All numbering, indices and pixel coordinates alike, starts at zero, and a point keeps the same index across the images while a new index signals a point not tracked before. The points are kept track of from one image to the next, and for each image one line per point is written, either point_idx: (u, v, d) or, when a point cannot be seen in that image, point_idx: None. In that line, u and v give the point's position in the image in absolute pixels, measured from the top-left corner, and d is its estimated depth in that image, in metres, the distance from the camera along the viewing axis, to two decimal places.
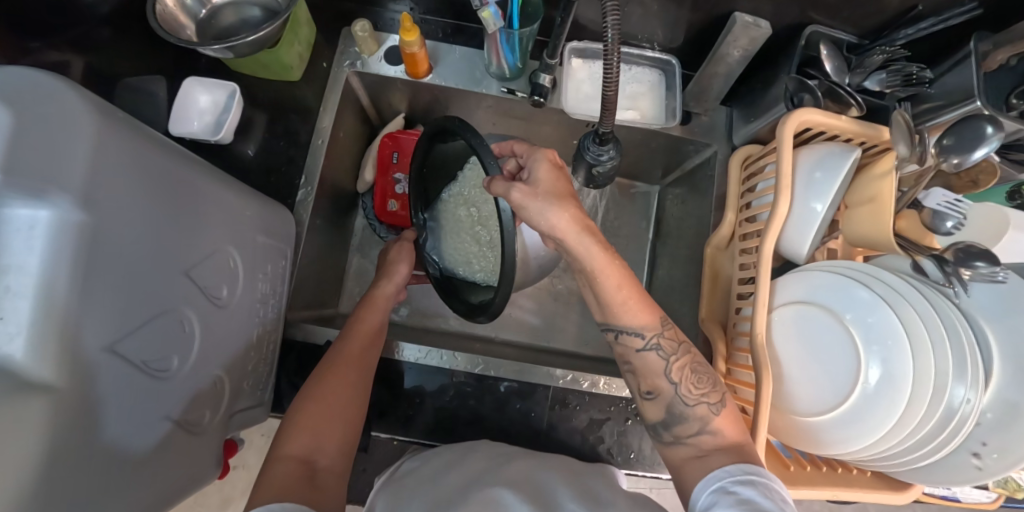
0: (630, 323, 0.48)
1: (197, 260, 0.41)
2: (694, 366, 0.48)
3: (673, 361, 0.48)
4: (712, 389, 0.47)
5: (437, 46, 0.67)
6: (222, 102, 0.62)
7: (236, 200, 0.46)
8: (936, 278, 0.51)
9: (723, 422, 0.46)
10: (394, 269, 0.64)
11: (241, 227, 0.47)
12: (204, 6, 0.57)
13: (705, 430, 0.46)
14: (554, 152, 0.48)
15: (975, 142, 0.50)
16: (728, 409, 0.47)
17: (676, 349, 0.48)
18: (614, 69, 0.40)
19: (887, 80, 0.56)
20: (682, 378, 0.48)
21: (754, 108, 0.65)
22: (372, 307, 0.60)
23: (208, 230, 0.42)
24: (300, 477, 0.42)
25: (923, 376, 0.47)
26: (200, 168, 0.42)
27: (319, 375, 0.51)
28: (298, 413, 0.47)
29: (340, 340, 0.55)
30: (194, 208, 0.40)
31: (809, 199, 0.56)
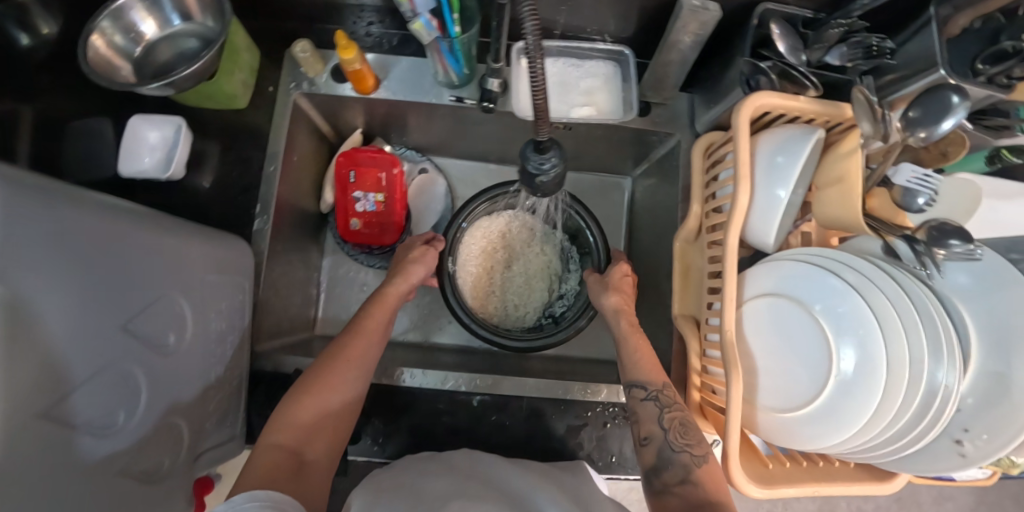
0: (640, 379, 0.55)
1: (141, 309, 0.40)
2: (684, 418, 0.51)
3: (666, 412, 0.52)
4: (699, 442, 0.50)
5: (382, 59, 0.65)
6: (168, 137, 0.61)
7: (177, 243, 0.45)
8: (909, 261, 0.49)
9: (702, 476, 0.47)
10: (410, 269, 0.63)
11: (181, 269, 0.45)
12: (139, 44, 0.57)
13: (685, 479, 0.48)
14: (627, 266, 0.69)
15: (940, 113, 0.48)
16: (711, 466, 0.49)
17: (669, 401, 0.53)
18: (539, 73, 0.37)
19: (847, 54, 0.54)
20: (671, 427, 0.51)
21: (714, 92, 0.63)
22: (381, 304, 0.60)
23: (146, 278, 0.41)
24: (288, 467, 0.45)
25: (898, 366, 0.45)
26: (133, 217, 0.41)
27: (316, 367, 0.52)
28: (289, 407, 0.49)
29: (348, 336, 0.56)
30: (131, 258, 0.39)
31: (773, 186, 0.52)
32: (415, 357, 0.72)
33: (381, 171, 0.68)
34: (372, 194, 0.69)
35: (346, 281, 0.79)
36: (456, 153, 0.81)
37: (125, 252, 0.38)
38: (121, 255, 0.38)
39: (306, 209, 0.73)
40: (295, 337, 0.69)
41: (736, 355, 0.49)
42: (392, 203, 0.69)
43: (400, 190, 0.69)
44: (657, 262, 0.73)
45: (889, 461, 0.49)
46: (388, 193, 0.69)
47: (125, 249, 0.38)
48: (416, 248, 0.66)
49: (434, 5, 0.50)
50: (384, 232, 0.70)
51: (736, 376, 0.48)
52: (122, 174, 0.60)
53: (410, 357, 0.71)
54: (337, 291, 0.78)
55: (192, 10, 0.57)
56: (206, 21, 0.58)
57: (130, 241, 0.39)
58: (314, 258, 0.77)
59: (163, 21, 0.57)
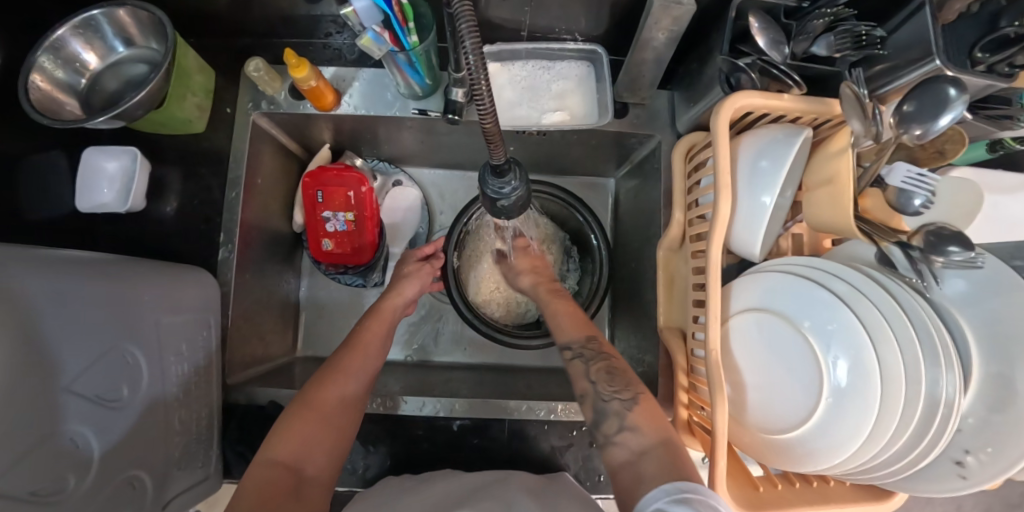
0: (570, 338, 0.54)
1: (88, 365, 0.37)
2: (608, 366, 0.50)
3: (591, 364, 0.51)
4: (627, 388, 0.48)
5: (342, 72, 0.62)
6: (124, 168, 0.58)
7: (127, 290, 0.43)
8: (903, 271, 0.46)
9: (640, 417, 0.44)
10: (403, 286, 0.66)
11: (134, 317, 0.43)
12: (83, 76, 0.55)
13: (624, 427, 0.45)
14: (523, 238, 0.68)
15: (938, 108, 0.44)
16: (646, 406, 0.46)
17: (594, 353, 0.52)
18: (486, 100, 0.34)
19: (836, 44, 0.50)
20: (596, 378, 0.49)
21: (692, 90, 0.59)
22: (379, 316, 0.62)
23: (94, 332, 0.38)
24: (284, 485, 0.42)
25: (893, 386, 0.42)
26: (73, 268, 0.39)
27: (315, 382, 0.51)
28: (289, 420, 0.47)
29: (342, 351, 0.56)
30: (73, 314, 0.37)
31: (756, 192, 0.49)
32: (396, 376, 0.70)
33: (349, 190, 0.66)
34: (342, 213, 0.67)
35: (325, 300, 0.78)
36: (431, 162, 0.79)
37: (64, 307, 0.36)
38: (63, 310, 0.35)
39: (278, 230, 0.71)
40: (273, 362, 0.68)
41: (721, 378, 0.46)
42: (362, 222, 0.67)
43: (369, 207, 0.67)
44: (640, 269, 0.70)
45: (889, 481, 0.46)
46: (358, 212, 0.67)
47: (63, 304, 0.36)
48: (411, 264, 0.69)
49: (382, 17, 0.47)
50: (358, 252, 0.68)
51: (722, 399, 0.45)
52: (80, 210, 0.57)
53: (391, 376, 0.70)
54: (319, 310, 0.77)
55: (132, 35, 0.55)
56: (149, 44, 0.56)
57: (73, 295, 0.37)
58: (291, 279, 0.75)
59: (105, 49, 0.55)
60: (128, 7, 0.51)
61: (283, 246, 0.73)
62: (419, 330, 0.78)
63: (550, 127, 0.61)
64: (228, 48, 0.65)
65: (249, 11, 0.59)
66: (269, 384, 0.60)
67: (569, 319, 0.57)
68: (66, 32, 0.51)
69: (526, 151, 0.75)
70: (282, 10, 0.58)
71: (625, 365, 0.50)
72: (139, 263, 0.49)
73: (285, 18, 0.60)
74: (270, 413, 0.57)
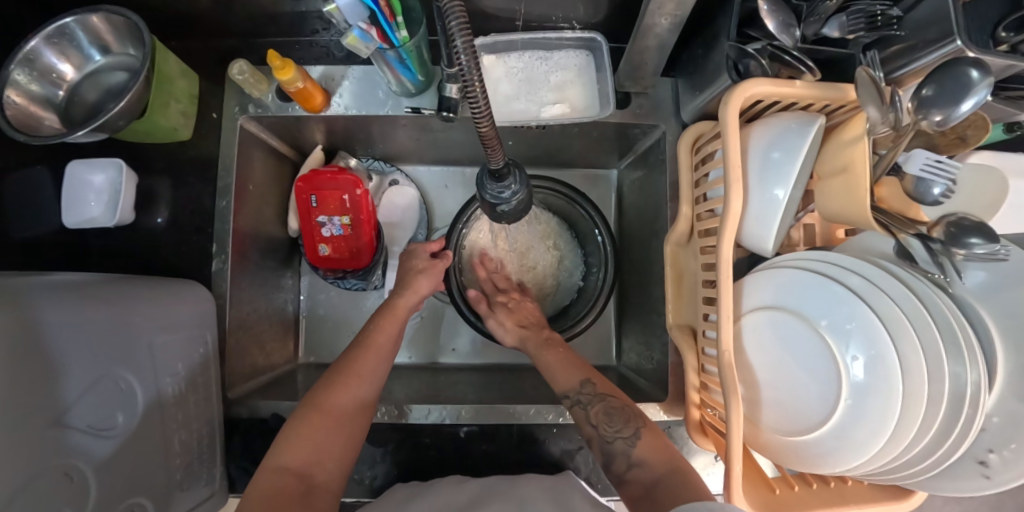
0: (567, 385, 0.55)
1: (77, 397, 0.37)
2: (606, 407, 0.51)
3: (590, 409, 0.52)
4: (628, 425, 0.49)
5: (330, 71, 0.60)
6: (110, 181, 0.56)
7: (118, 313, 0.42)
8: (924, 265, 0.43)
9: (645, 450, 0.47)
10: (416, 281, 0.64)
11: (126, 342, 0.42)
12: (60, 88, 0.52)
13: (632, 463, 0.47)
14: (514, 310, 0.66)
15: (959, 92, 0.42)
16: (648, 439, 0.48)
17: (591, 397, 0.53)
18: (482, 107, 0.33)
19: (848, 24, 0.49)
20: (596, 422, 0.51)
21: (698, 76, 0.56)
22: (390, 315, 0.60)
23: (83, 363, 0.38)
24: (294, 493, 0.42)
25: (916, 388, 0.41)
26: (63, 296, 0.39)
27: (324, 387, 0.51)
28: (297, 426, 0.47)
29: (353, 352, 0.55)
30: (62, 347, 0.36)
31: (768, 185, 0.46)
32: (401, 381, 0.69)
33: (344, 193, 0.64)
34: (338, 218, 0.65)
35: (326, 305, 0.76)
36: (428, 160, 0.77)
37: (49, 340, 0.35)
38: (46, 344, 0.35)
39: (273, 236, 0.70)
40: (275, 372, 0.67)
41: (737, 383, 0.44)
42: (359, 225, 0.65)
43: (365, 210, 0.65)
44: (647, 264, 0.68)
45: (906, 480, 0.45)
46: (354, 215, 0.65)
47: (54, 336, 0.35)
48: (422, 258, 0.67)
49: (368, 12, 0.45)
50: (356, 255, 0.66)
51: (738, 403, 0.43)
52: (69, 226, 0.55)
53: (395, 381, 0.69)
54: (320, 316, 0.76)
55: (109, 42, 0.52)
56: (128, 51, 0.53)
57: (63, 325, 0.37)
58: (289, 285, 0.74)
59: (81, 59, 0.53)
60: (103, 12, 0.49)
61: (279, 252, 0.71)
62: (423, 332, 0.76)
63: (550, 121, 0.58)
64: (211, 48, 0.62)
65: (230, 9, 0.56)
66: (271, 395, 0.60)
67: (560, 365, 0.58)
68: (39, 42, 0.48)
69: (525, 146, 0.72)
70: (265, 7, 0.56)
71: (624, 401, 0.52)
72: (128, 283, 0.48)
73: (268, 15, 0.57)
74: (273, 426, 0.56)
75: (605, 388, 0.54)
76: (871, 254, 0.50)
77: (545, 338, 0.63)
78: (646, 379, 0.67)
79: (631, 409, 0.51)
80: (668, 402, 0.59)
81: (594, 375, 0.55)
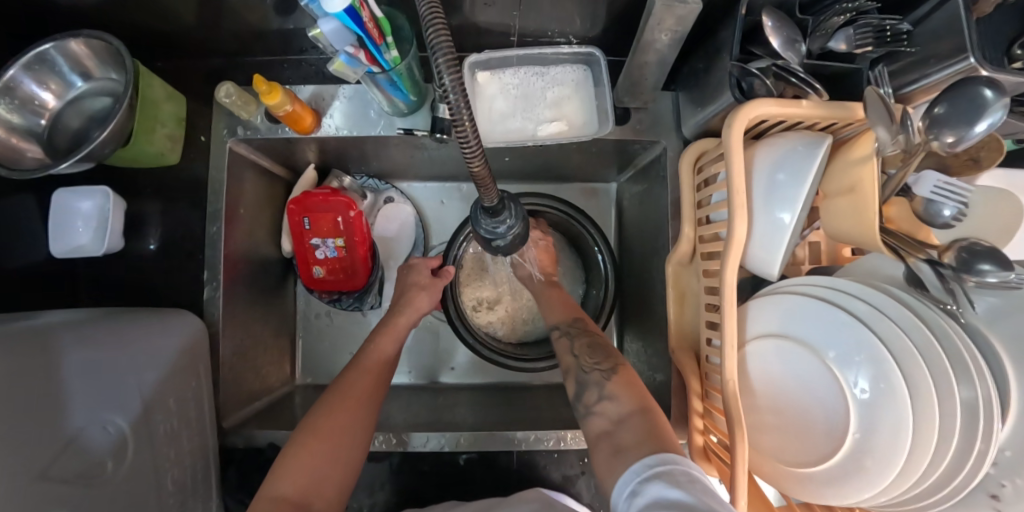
0: (556, 319, 0.60)
1: (57, 453, 0.36)
2: (590, 342, 0.53)
3: (574, 340, 0.54)
4: (606, 360, 0.50)
5: (321, 90, 0.59)
6: (97, 209, 0.55)
7: (94, 361, 0.42)
8: (936, 292, 0.41)
9: (617, 387, 0.46)
10: (416, 297, 0.62)
11: (110, 387, 0.42)
12: (42, 116, 0.51)
13: (602, 396, 0.46)
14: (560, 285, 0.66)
15: (973, 112, 0.40)
16: (622, 374, 0.47)
17: (579, 331, 0.56)
18: (471, 142, 0.31)
19: (854, 38, 0.46)
20: (578, 353, 0.52)
21: (699, 91, 0.55)
22: (390, 331, 0.59)
23: (60, 417, 0.37)
24: None
25: (928, 420, 0.39)
26: (34, 348, 0.38)
27: (322, 408, 0.48)
28: (293, 453, 0.44)
29: (351, 373, 0.53)
30: (30, 404, 0.35)
31: (772, 208, 0.45)
32: (399, 403, 0.68)
33: (337, 215, 0.64)
34: (331, 239, 0.64)
35: (323, 323, 0.75)
36: (424, 176, 0.75)
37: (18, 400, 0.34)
38: (21, 403, 0.34)
39: (268, 258, 0.69)
40: (272, 395, 0.66)
41: (741, 412, 0.43)
42: (353, 247, 0.65)
43: (360, 232, 0.64)
44: (648, 281, 0.67)
45: None
46: (347, 237, 0.65)
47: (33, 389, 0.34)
48: (423, 275, 0.65)
49: (356, 37, 0.43)
50: (351, 276, 0.66)
51: (742, 437, 0.42)
52: (57, 255, 0.54)
53: (393, 403, 0.68)
54: (318, 335, 0.75)
55: (89, 68, 0.51)
56: (109, 75, 0.52)
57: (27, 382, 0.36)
58: (285, 306, 0.73)
59: (62, 86, 0.51)
60: (82, 38, 0.47)
61: (274, 273, 0.70)
62: (421, 351, 0.75)
63: (546, 140, 0.56)
64: (199, 68, 0.61)
65: (216, 29, 0.54)
66: (268, 423, 0.59)
67: (554, 304, 0.63)
68: (17, 71, 0.47)
69: (522, 160, 0.71)
70: (252, 26, 0.54)
71: (605, 338, 0.54)
72: (107, 322, 0.47)
73: (256, 34, 0.56)
74: (269, 455, 0.56)
75: (590, 326, 0.58)
76: (878, 277, 0.48)
77: (542, 284, 0.67)
78: None
79: (613, 349, 0.52)
80: (671, 425, 0.58)
81: (584, 315, 0.59)
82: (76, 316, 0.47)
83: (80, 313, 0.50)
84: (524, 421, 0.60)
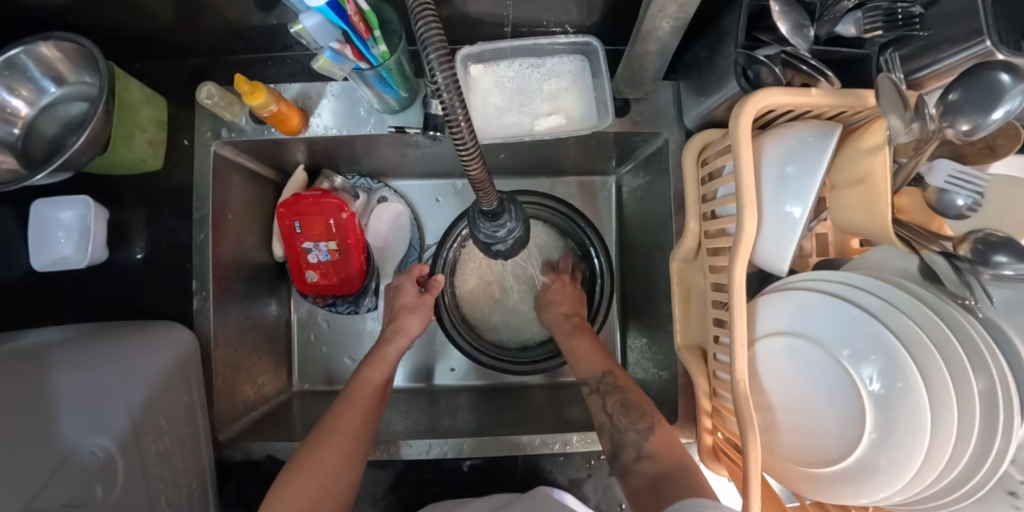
0: (585, 373, 0.56)
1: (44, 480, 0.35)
2: (623, 399, 0.51)
3: (607, 399, 0.52)
4: (642, 418, 0.49)
5: (307, 88, 0.56)
6: (78, 220, 0.53)
7: (73, 386, 0.40)
8: (954, 287, 0.40)
9: (656, 445, 0.46)
10: (405, 322, 0.60)
11: (95, 410, 0.41)
12: (15, 125, 0.49)
13: (641, 456, 0.46)
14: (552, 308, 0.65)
15: (989, 100, 0.38)
16: (660, 434, 0.47)
17: (610, 388, 0.53)
18: (468, 145, 0.29)
19: (864, 21, 0.45)
20: (612, 411, 0.50)
21: (702, 81, 0.53)
22: (378, 361, 0.56)
23: (41, 446, 0.36)
24: None
25: (945, 420, 0.38)
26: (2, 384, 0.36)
27: (311, 446, 0.46)
28: (280, 497, 0.42)
29: (339, 406, 0.51)
30: (9, 436, 0.34)
31: (782, 201, 0.43)
32: (400, 409, 0.67)
33: (329, 218, 0.61)
34: (324, 243, 0.62)
35: (318, 328, 0.74)
36: (417, 173, 0.73)
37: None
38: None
39: (259, 263, 0.67)
40: (268, 405, 0.65)
41: (753, 416, 0.41)
42: (346, 250, 0.63)
43: (353, 234, 0.62)
44: (652, 277, 0.65)
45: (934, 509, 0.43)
46: (341, 240, 0.62)
47: None
48: (411, 295, 0.63)
49: (342, 31, 0.40)
50: (345, 280, 0.64)
51: (756, 438, 0.40)
52: (40, 269, 0.52)
53: (393, 410, 0.67)
54: (314, 340, 0.73)
55: (62, 72, 0.48)
56: (84, 79, 0.49)
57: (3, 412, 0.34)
58: (280, 312, 0.71)
59: (34, 92, 0.49)
60: (52, 41, 0.44)
61: (266, 279, 0.68)
62: (421, 354, 0.74)
63: (545, 134, 0.54)
64: (179, 68, 0.58)
65: (194, 26, 0.52)
66: (265, 434, 0.58)
67: (586, 352, 0.59)
68: None
69: (519, 156, 0.69)
70: (232, 22, 0.51)
71: (642, 397, 0.51)
72: (83, 344, 0.45)
73: (237, 31, 0.53)
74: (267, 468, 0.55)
75: (625, 382, 0.53)
76: (887, 271, 0.47)
77: (571, 325, 0.63)
78: (653, 397, 0.65)
79: (650, 404, 0.50)
80: (680, 424, 0.57)
81: (615, 368, 0.55)
82: (57, 338, 0.46)
83: (65, 332, 0.48)
84: (528, 424, 0.59)
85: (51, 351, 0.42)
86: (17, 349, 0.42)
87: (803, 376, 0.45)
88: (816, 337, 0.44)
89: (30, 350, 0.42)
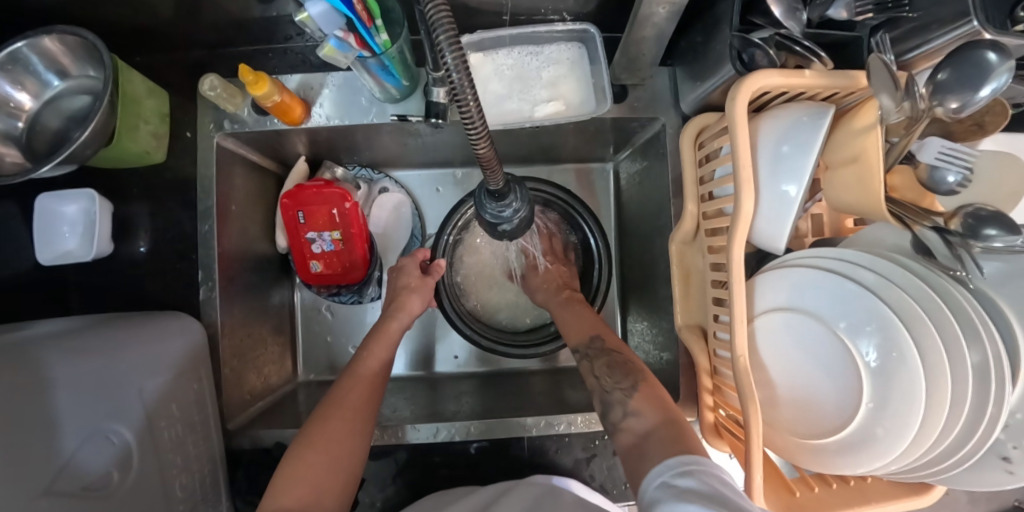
0: (576, 341, 0.57)
1: (56, 472, 0.35)
2: (610, 361, 0.51)
3: (594, 362, 0.53)
4: (627, 378, 0.49)
5: (308, 79, 0.56)
6: (83, 213, 0.53)
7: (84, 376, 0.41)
8: (945, 261, 0.42)
9: (641, 401, 0.46)
10: (407, 301, 0.62)
11: (105, 397, 0.41)
12: (19, 119, 0.49)
13: (628, 413, 0.46)
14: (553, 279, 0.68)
15: (976, 79, 0.39)
16: (645, 390, 0.47)
17: (599, 351, 0.54)
18: (475, 122, 0.30)
19: (854, 5, 0.45)
20: (599, 374, 0.51)
21: (698, 65, 0.53)
22: (382, 339, 0.57)
23: (56, 434, 0.36)
24: None
25: (939, 388, 0.39)
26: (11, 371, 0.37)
27: (318, 419, 0.47)
28: (291, 468, 0.43)
29: (348, 382, 0.52)
30: (16, 427, 0.34)
31: (778, 181, 0.44)
32: (404, 396, 0.68)
33: (333, 207, 0.62)
34: (328, 233, 0.63)
35: (322, 319, 0.74)
36: (417, 163, 0.74)
37: (6, 422, 0.33)
38: (13, 421, 0.34)
39: (262, 255, 0.67)
40: (275, 395, 0.65)
41: (754, 389, 0.42)
42: (350, 239, 0.63)
43: (356, 223, 0.63)
44: (651, 260, 0.67)
45: (930, 477, 0.44)
46: (344, 229, 0.63)
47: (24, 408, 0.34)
48: (413, 276, 0.64)
49: (345, 19, 0.41)
50: (349, 270, 0.65)
51: (757, 409, 0.41)
52: (46, 262, 0.53)
53: (398, 397, 0.68)
54: (319, 330, 0.74)
55: (66, 65, 0.48)
56: (87, 72, 0.50)
57: (19, 398, 0.35)
58: (283, 303, 0.72)
59: (37, 86, 0.49)
60: (55, 34, 0.45)
61: (269, 270, 0.69)
62: (423, 342, 0.74)
63: (544, 120, 0.55)
64: (180, 62, 0.58)
65: (194, 18, 0.52)
66: (274, 422, 0.59)
67: (576, 321, 0.60)
68: None
69: (518, 144, 0.70)
70: (233, 14, 0.52)
71: (627, 356, 0.51)
72: (90, 336, 0.46)
73: (236, 23, 0.54)
74: (277, 455, 0.56)
75: (613, 344, 0.54)
76: (882, 247, 0.48)
77: (563, 299, 0.65)
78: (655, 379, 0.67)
79: (632, 364, 0.50)
80: (682, 403, 0.58)
81: (604, 331, 0.56)
82: (63, 330, 0.46)
83: (71, 322, 0.49)
84: (532, 407, 0.60)
85: (59, 342, 0.43)
86: (27, 340, 0.42)
87: (801, 350, 0.46)
88: (814, 312, 0.45)
89: (39, 340, 0.43)
